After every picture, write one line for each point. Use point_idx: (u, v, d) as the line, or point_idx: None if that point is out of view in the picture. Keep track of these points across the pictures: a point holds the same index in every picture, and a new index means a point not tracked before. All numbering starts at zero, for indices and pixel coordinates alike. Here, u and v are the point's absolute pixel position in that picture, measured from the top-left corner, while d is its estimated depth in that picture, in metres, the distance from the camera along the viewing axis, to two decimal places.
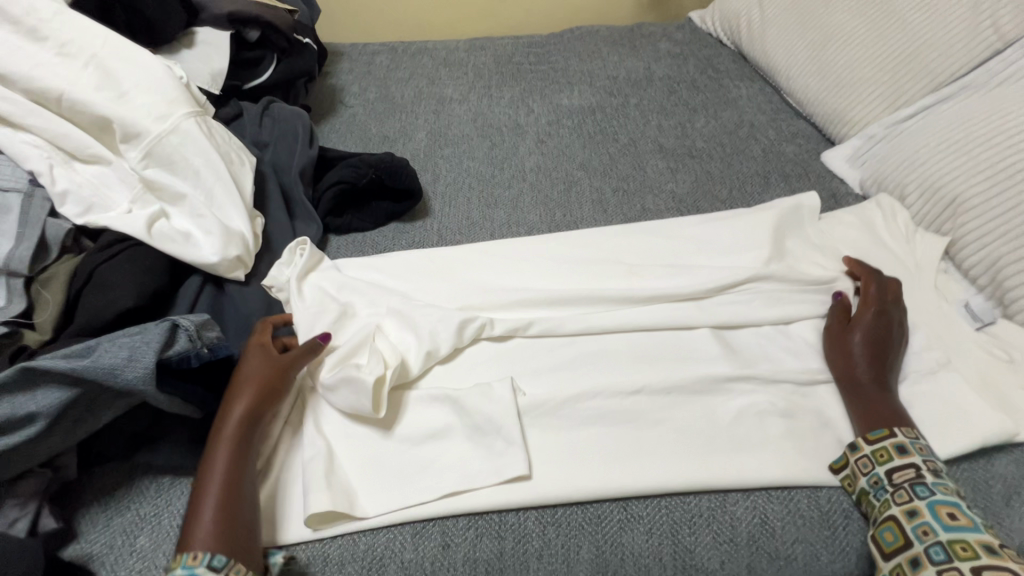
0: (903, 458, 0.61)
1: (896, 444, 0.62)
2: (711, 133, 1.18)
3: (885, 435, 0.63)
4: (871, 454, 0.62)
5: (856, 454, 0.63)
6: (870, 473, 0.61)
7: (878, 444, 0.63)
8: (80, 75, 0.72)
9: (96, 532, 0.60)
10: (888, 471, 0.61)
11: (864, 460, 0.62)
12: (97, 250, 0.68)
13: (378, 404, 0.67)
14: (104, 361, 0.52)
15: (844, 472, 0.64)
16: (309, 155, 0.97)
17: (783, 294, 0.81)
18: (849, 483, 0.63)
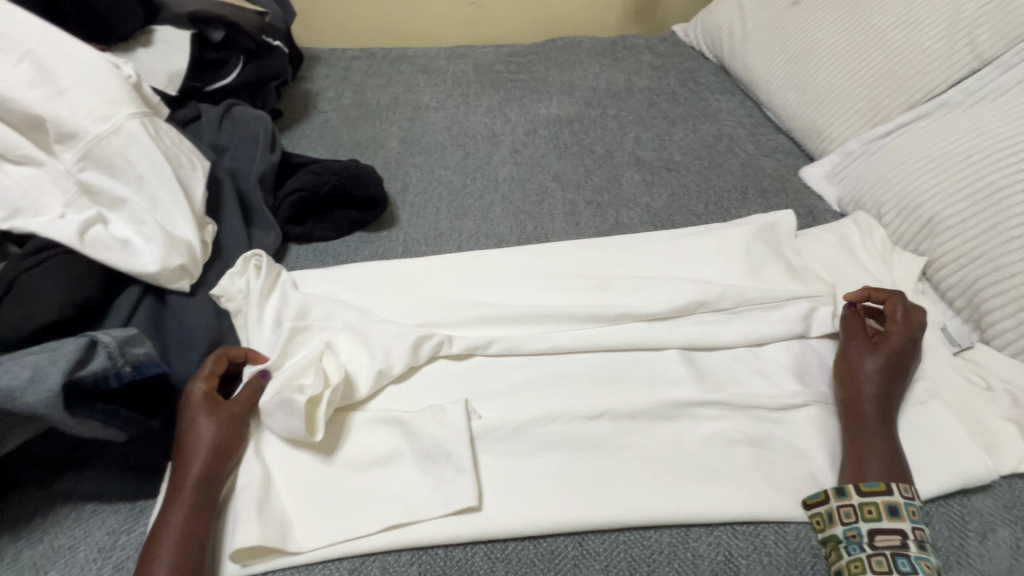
0: (892, 521, 0.57)
1: (889, 504, 0.58)
2: (689, 146, 1.16)
3: (880, 490, 0.58)
4: (859, 506, 0.58)
5: (843, 501, 0.59)
6: (851, 525, 0.57)
7: (868, 497, 0.58)
8: (14, 72, 0.68)
9: (3, 566, 0.55)
10: (870, 529, 0.56)
11: (849, 510, 0.58)
12: (22, 257, 0.63)
13: (314, 426, 0.63)
14: (3, 383, 0.48)
15: (821, 511, 0.59)
16: (270, 161, 0.93)
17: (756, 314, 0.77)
18: (821, 522, 0.59)
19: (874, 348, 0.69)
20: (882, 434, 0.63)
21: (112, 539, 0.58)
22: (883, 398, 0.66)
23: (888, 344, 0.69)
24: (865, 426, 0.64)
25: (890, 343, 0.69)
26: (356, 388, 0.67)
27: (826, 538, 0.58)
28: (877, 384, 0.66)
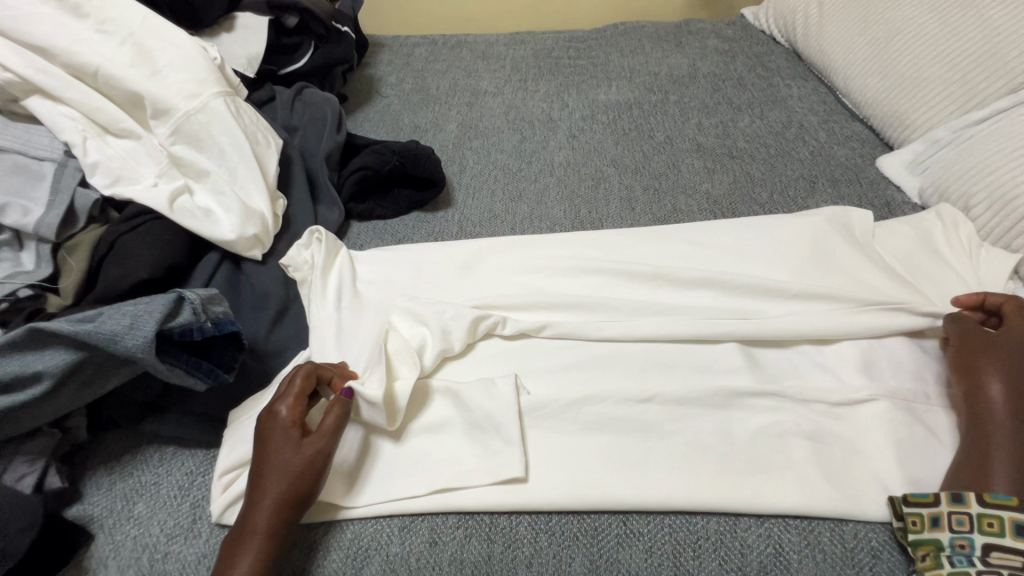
0: (1017, 541, 0.52)
1: (1017, 523, 0.52)
2: (754, 133, 1.11)
3: (1009, 506, 0.53)
4: (977, 517, 0.53)
5: (958, 508, 0.54)
6: (962, 535, 0.53)
7: (992, 509, 0.53)
8: (118, 52, 0.75)
9: (99, 495, 0.62)
10: (984, 543, 0.53)
11: (964, 518, 0.54)
12: (121, 221, 0.70)
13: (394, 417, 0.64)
14: (106, 328, 0.53)
15: (923, 513, 0.55)
16: (336, 140, 0.98)
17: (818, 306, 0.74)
18: (920, 523, 0.55)
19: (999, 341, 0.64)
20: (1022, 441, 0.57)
21: (190, 480, 0.64)
22: (1018, 397, 0.59)
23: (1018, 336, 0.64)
24: (998, 433, 0.58)
25: (1017, 334, 0.64)
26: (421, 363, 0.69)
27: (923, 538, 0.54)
28: (1009, 383, 0.60)
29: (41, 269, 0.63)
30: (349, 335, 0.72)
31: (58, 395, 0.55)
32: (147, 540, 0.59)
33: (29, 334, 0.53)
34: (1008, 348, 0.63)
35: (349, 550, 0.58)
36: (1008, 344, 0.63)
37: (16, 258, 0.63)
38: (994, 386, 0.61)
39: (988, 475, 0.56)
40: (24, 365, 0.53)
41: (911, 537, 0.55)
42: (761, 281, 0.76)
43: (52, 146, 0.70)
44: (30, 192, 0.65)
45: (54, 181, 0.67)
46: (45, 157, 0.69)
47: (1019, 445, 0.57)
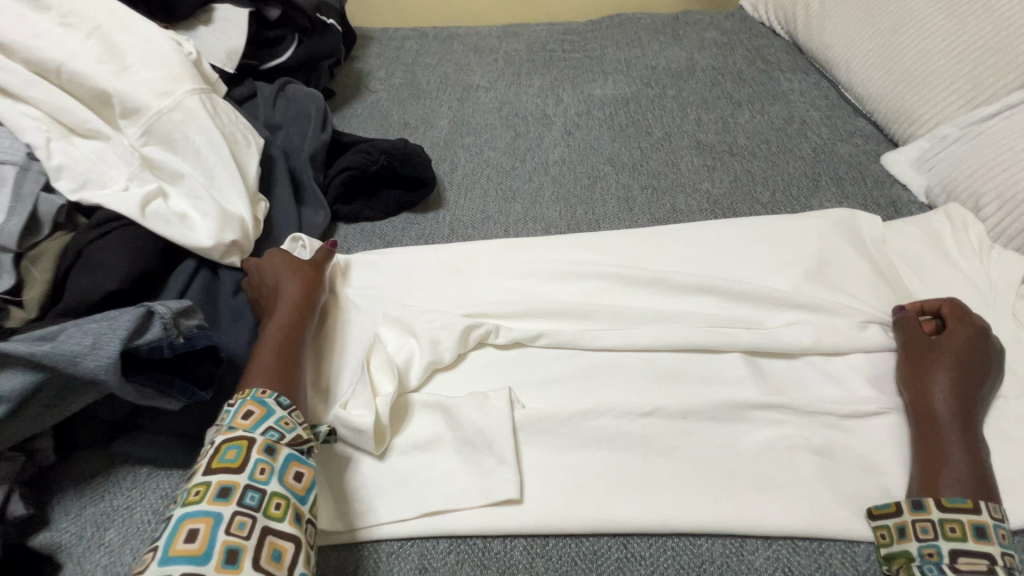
0: (978, 543, 0.50)
1: (975, 524, 0.51)
2: (755, 129, 1.07)
3: (965, 508, 0.52)
4: (938, 522, 0.52)
5: (920, 515, 0.53)
6: (928, 543, 0.51)
7: (952, 513, 0.52)
8: (83, 47, 0.70)
9: (68, 521, 0.58)
10: (951, 549, 0.51)
11: (927, 525, 0.52)
12: (90, 228, 0.65)
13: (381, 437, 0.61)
14: (66, 348, 0.49)
15: (890, 525, 0.54)
16: (321, 139, 0.93)
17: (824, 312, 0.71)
18: (889, 535, 0.54)
19: (944, 347, 0.63)
20: (968, 450, 0.56)
21: (166, 503, 0.60)
22: (961, 403, 0.59)
23: (963, 343, 0.63)
24: (946, 441, 0.57)
25: (963, 339, 0.63)
26: (404, 378, 0.66)
27: (889, 548, 0.53)
28: (955, 390, 0.59)
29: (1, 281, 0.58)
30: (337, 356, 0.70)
31: (17, 419, 0.51)
32: (118, 570, 0.55)
33: None
34: (953, 354, 0.62)
35: None
36: (951, 350, 0.62)
37: None
38: (939, 392, 0.60)
39: (940, 480, 0.54)
40: None
41: (883, 552, 0.53)
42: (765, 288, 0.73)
43: (13, 148, 0.65)
44: None
45: (15, 185, 0.63)
46: (5, 160, 0.64)
47: (968, 453, 0.56)
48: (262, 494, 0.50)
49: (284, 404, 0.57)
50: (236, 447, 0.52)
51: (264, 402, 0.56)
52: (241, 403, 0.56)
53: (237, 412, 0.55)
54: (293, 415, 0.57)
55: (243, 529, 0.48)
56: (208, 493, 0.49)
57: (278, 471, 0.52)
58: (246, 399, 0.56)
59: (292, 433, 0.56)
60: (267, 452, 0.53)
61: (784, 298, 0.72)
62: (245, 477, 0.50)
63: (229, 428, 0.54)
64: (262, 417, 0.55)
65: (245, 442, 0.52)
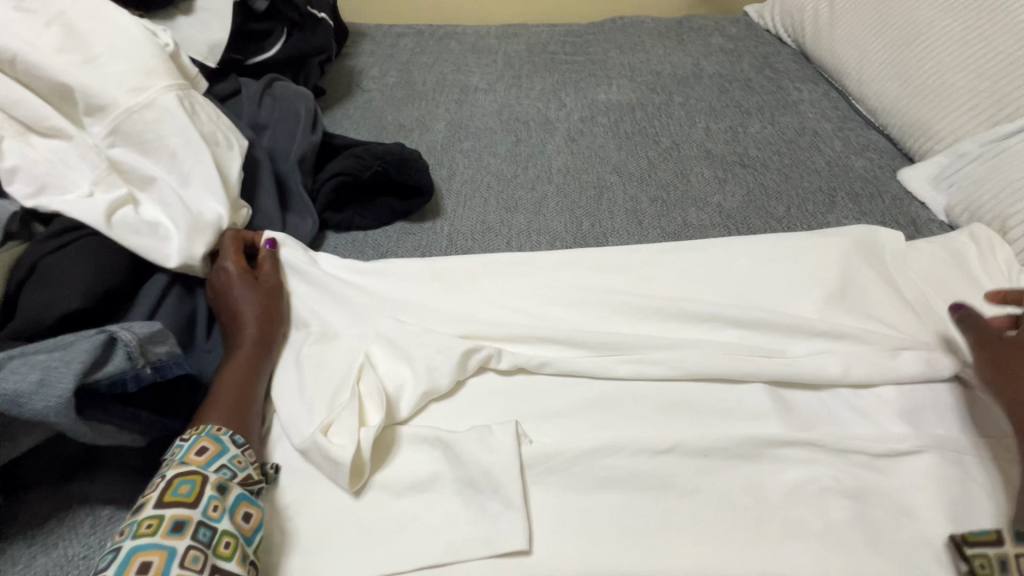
0: None
1: None
2: (766, 140, 1.03)
3: None
4: None
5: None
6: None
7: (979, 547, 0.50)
8: (43, 35, 0.63)
9: (14, 575, 0.51)
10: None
11: None
12: (47, 238, 0.59)
13: (359, 473, 0.55)
14: (7, 387, 0.42)
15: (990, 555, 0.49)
16: (310, 141, 0.87)
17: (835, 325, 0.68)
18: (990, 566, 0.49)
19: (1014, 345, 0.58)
20: None
21: None
22: None
23: None
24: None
25: None
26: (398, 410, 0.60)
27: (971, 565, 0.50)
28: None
29: None
30: (319, 373, 0.63)
31: None
32: None
33: None
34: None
35: None
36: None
37: None
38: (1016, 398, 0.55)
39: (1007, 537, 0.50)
40: None
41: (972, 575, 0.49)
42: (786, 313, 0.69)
43: None
44: None
45: None
46: None
47: None
48: (214, 532, 0.46)
49: (239, 442, 0.53)
50: (189, 483, 0.48)
51: (221, 439, 0.52)
52: (195, 439, 0.52)
53: (190, 447, 0.51)
54: (247, 454, 0.53)
55: (195, 564, 0.44)
56: (160, 527, 0.45)
57: (230, 510, 0.48)
58: (202, 435, 0.52)
59: (243, 473, 0.52)
60: (221, 491, 0.49)
61: (807, 324, 0.68)
62: (197, 515, 0.46)
63: (180, 463, 0.49)
64: (216, 453, 0.51)
65: (198, 478, 0.49)
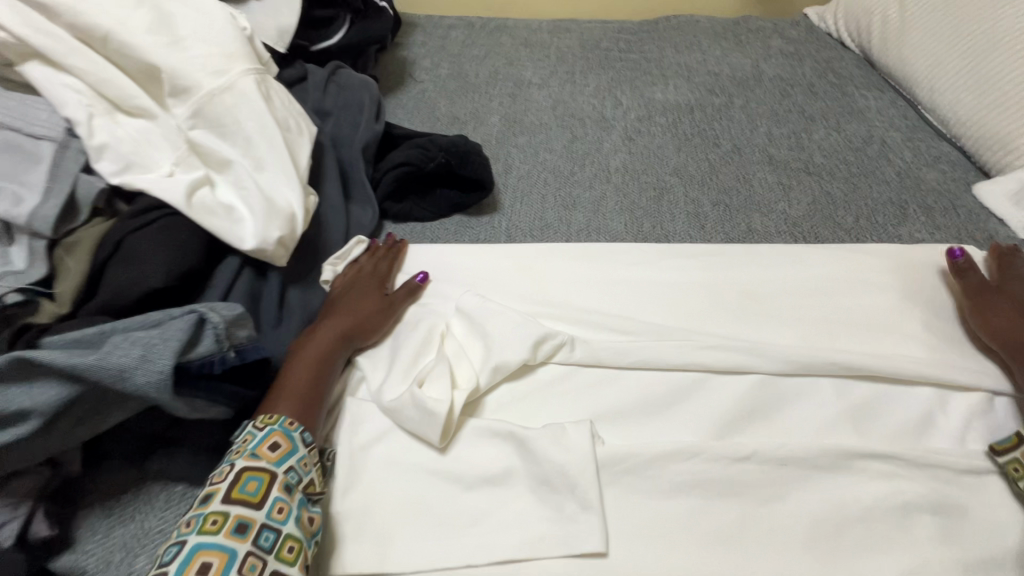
0: None
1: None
2: (832, 147, 1.01)
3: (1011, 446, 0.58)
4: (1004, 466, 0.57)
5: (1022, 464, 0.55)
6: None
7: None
8: (133, 14, 0.63)
9: (94, 544, 0.52)
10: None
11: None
12: (130, 216, 0.59)
13: (446, 434, 0.59)
14: (112, 362, 0.42)
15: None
16: (374, 131, 0.87)
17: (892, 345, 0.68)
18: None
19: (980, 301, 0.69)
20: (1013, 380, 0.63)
21: None
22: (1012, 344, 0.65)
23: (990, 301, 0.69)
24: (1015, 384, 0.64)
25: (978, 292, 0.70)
26: (477, 381, 0.62)
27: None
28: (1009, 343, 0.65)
29: (34, 270, 0.53)
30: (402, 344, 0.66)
31: (48, 435, 0.45)
32: None
33: (13, 363, 0.42)
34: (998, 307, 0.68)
35: None
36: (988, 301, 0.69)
37: (4, 252, 0.53)
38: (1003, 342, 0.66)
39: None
40: (5, 403, 0.42)
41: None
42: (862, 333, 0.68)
43: (51, 122, 0.59)
44: (23, 176, 0.56)
45: (52, 165, 0.57)
46: (43, 135, 0.58)
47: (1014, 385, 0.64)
48: (276, 535, 0.47)
49: (312, 437, 0.54)
50: (257, 480, 0.49)
51: (293, 435, 0.53)
52: (268, 437, 0.53)
53: (262, 442, 0.52)
54: (312, 456, 0.54)
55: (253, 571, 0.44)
56: (224, 526, 0.45)
57: (293, 513, 0.49)
58: (277, 426, 0.53)
59: (307, 477, 0.53)
60: (285, 492, 0.49)
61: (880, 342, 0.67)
62: (262, 516, 0.47)
63: (251, 455, 0.50)
64: (289, 457, 0.52)
65: (266, 476, 0.49)
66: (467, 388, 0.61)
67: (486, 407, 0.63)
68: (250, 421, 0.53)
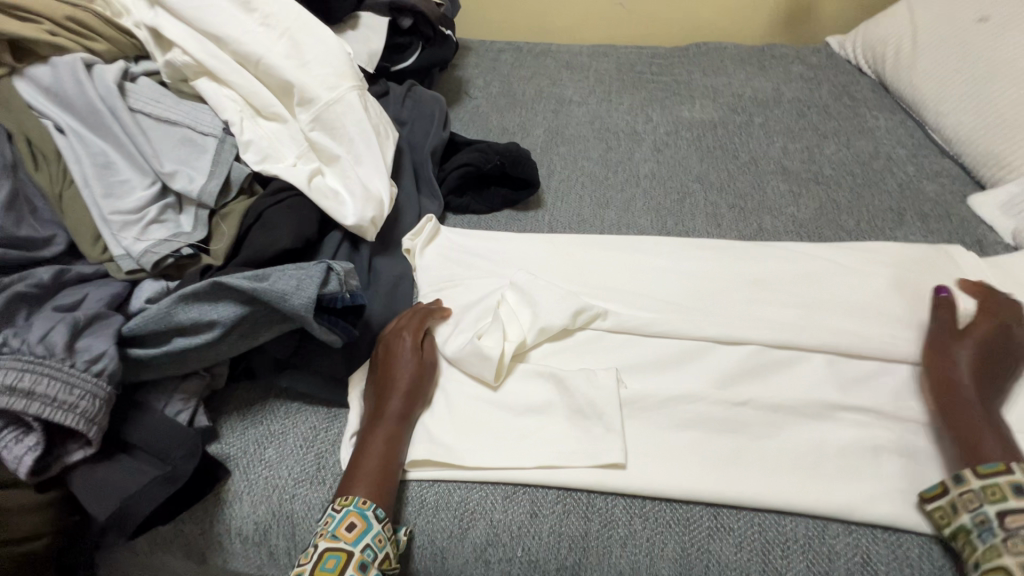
0: (1020, 498, 0.57)
1: (1013, 483, 0.58)
2: (841, 161, 1.13)
3: (1000, 471, 0.59)
4: (981, 490, 0.58)
5: (963, 488, 0.59)
6: (977, 511, 0.58)
7: (989, 479, 0.59)
8: (275, 43, 0.83)
9: (234, 437, 0.69)
10: (999, 512, 0.56)
11: (971, 496, 0.59)
12: (268, 195, 0.77)
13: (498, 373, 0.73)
14: (277, 287, 0.60)
15: (944, 504, 0.60)
16: (441, 137, 1.05)
17: (877, 326, 0.79)
18: (948, 516, 0.60)
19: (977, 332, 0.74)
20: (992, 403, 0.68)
21: (313, 433, 0.70)
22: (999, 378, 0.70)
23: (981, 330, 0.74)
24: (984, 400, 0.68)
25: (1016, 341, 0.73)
26: (525, 336, 0.76)
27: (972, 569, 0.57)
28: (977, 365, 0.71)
29: (197, 232, 0.71)
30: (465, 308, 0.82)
31: (221, 343, 0.63)
32: (278, 480, 0.66)
33: (210, 287, 0.60)
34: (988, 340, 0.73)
35: (457, 511, 0.64)
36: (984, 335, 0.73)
37: (178, 220, 0.72)
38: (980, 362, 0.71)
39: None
40: (202, 314, 0.60)
41: (947, 531, 0.59)
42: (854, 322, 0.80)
43: (213, 123, 0.78)
44: (195, 162, 0.75)
45: (215, 154, 0.76)
46: (208, 132, 0.78)
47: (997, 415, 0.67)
48: None
49: (380, 517, 0.59)
50: (335, 558, 0.56)
51: (366, 515, 0.59)
52: (345, 512, 0.59)
53: (340, 522, 0.59)
54: (386, 530, 0.59)
55: None
56: None
57: None
58: (350, 509, 0.59)
59: (381, 553, 0.58)
60: (360, 569, 0.56)
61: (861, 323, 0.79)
62: None
63: (330, 536, 0.58)
64: (363, 530, 0.58)
65: (343, 554, 0.57)
66: (516, 340, 0.75)
67: (531, 358, 0.77)
68: (331, 502, 0.61)
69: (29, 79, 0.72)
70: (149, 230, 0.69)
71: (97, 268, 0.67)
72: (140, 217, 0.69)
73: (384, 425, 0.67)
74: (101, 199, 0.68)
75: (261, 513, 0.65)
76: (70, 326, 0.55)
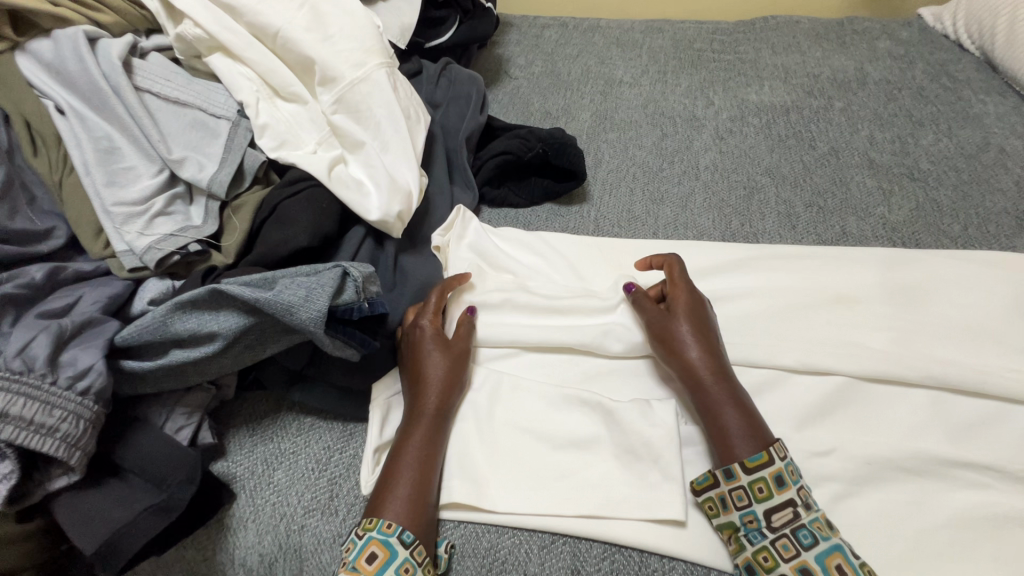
0: (780, 493, 0.52)
1: (774, 475, 0.53)
2: (942, 153, 0.96)
3: (761, 463, 0.53)
4: (792, 532, 0.51)
5: (732, 485, 0.54)
6: (795, 559, 0.50)
7: (756, 473, 0.53)
8: (295, 14, 0.74)
9: (242, 455, 0.63)
10: (764, 510, 0.52)
11: (785, 541, 0.51)
12: (284, 185, 0.69)
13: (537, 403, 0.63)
14: (282, 298, 0.52)
15: (713, 496, 0.55)
16: (478, 121, 0.94)
17: (995, 360, 0.66)
18: (715, 508, 0.55)
19: None
20: None
21: (328, 455, 0.63)
22: None
23: None
24: None
25: None
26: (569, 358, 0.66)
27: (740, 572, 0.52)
28: None
29: (207, 225, 0.64)
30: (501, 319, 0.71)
31: (223, 356, 0.56)
32: (286, 507, 0.59)
33: (208, 295, 0.53)
34: None
35: (486, 561, 0.56)
36: None
37: (187, 212, 0.65)
38: None
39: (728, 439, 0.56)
40: (201, 325, 0.53)
41: (713, 523, 0.55)
42: (964, 352, 0.66)
43: (227, 104, 0.71)
44: (206, 148, 0.68)
45: (227, 139, 0.69)
46: (221, 114, 0.70)
47: None
48: None
49: (407, 542, 0.51)
50: None
51: (389, 543, 0.51)
52: (367, 539, 0.52)
53: (360, 551, 0.51)
54: (415, 557, 0.51)
55: None
56: None
57: None
58: (372, 536, 0.51)
59: None
60: None
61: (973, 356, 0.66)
62: None
63: (349, 568, 0.50)
64: (384, 562, 0.50)
65: None
66: None
67: (573, 380, 0.67)
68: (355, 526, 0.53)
69: (31, 54, 0.66)
70: (154, 224, 0.61)
71: (98, 265, 0.61)
72: (145, 209, 0.62)
73: (418, 431, 0.58)
74: (104, 188, 0.61)
75: (267, 545, 0.58)
76: (53, 336, 0.48)
